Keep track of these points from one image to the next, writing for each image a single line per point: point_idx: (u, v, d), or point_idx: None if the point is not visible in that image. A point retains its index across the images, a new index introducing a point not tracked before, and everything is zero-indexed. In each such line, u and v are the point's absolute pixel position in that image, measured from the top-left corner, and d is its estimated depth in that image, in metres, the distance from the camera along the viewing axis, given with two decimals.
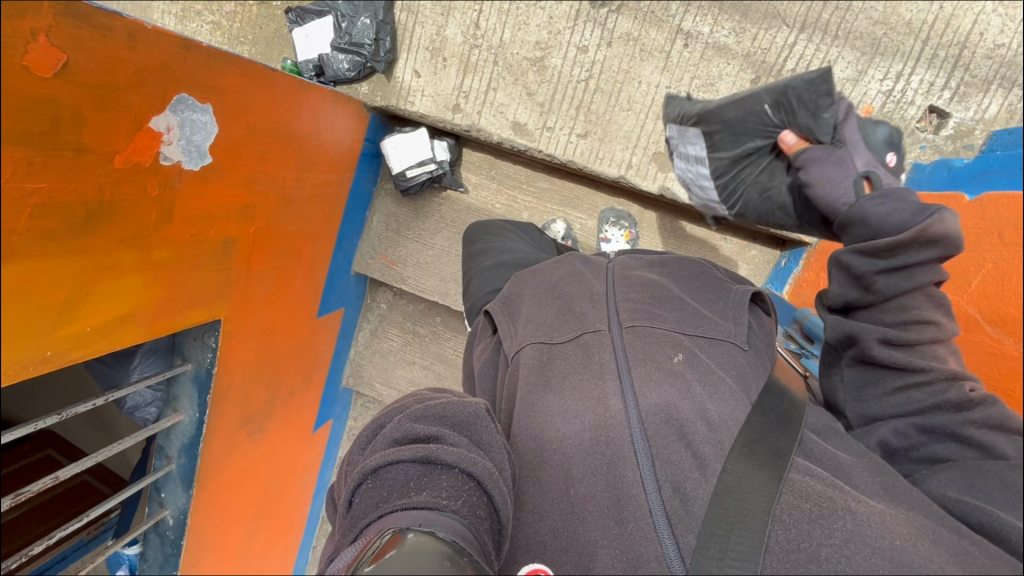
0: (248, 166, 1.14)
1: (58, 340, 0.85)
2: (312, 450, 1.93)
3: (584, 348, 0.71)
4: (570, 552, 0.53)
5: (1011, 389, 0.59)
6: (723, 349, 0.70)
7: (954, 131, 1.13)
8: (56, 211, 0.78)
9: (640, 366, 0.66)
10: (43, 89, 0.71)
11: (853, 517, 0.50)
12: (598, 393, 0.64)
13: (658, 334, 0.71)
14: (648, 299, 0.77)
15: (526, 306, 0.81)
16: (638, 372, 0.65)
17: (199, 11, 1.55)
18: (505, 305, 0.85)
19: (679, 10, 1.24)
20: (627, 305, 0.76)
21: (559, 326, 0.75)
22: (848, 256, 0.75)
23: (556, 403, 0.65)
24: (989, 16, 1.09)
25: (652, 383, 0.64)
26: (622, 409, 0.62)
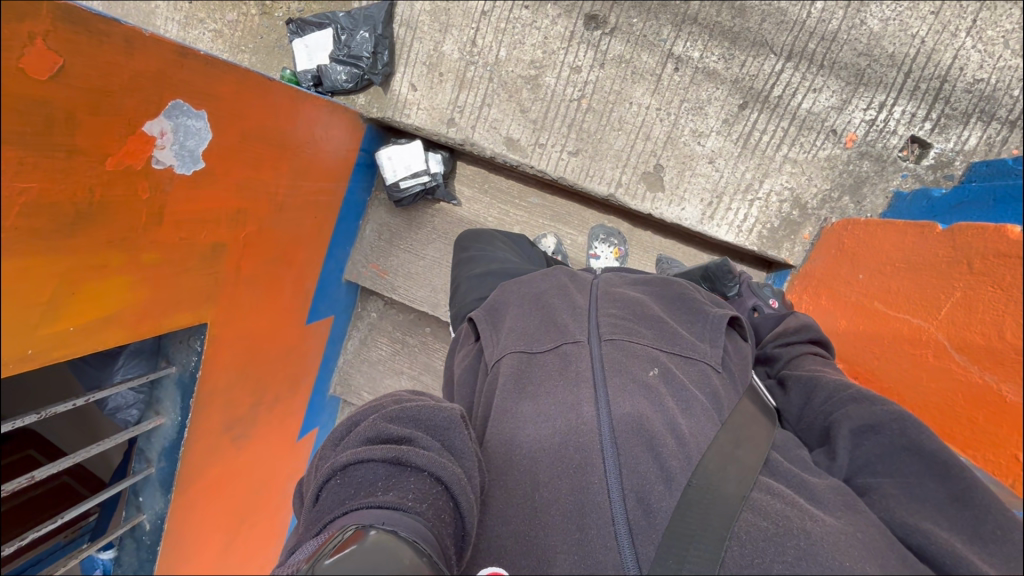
0: (241, 172, 1.15)
1: (40, 339, 0.85)
2: (295, 457, 1.91)
3: (563, 357, 0.72)
4: (530, 557, 0.52)
5: (975, 414, 0.62)
6: (698, 369, 0.71)
7: (935, 161, 1.17)
8: (45, 210, 0.78)
9: (616, 377, 0.67)
10: (36, 91, 0.72)
11: (807, 537, 0.51)
12: (571, 399, 0.65)
13: (636, 349, 0.72)
14: (630, 315, 0.78)
15: (509, 317, 0.82)
16: (614, 382, 0.66)
17: (202, 19, 1.58)
18: (489, 314, 0.85)
19: (670, 35, 1.28)
20: (609, 319, 0.77)
21: (539, 336, 0.76)
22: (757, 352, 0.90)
23: (530, 409, 0.65)
24: (969, 51, 1.13)
25: (626, 393, 0.65)
26: (594, 417, 0.62)
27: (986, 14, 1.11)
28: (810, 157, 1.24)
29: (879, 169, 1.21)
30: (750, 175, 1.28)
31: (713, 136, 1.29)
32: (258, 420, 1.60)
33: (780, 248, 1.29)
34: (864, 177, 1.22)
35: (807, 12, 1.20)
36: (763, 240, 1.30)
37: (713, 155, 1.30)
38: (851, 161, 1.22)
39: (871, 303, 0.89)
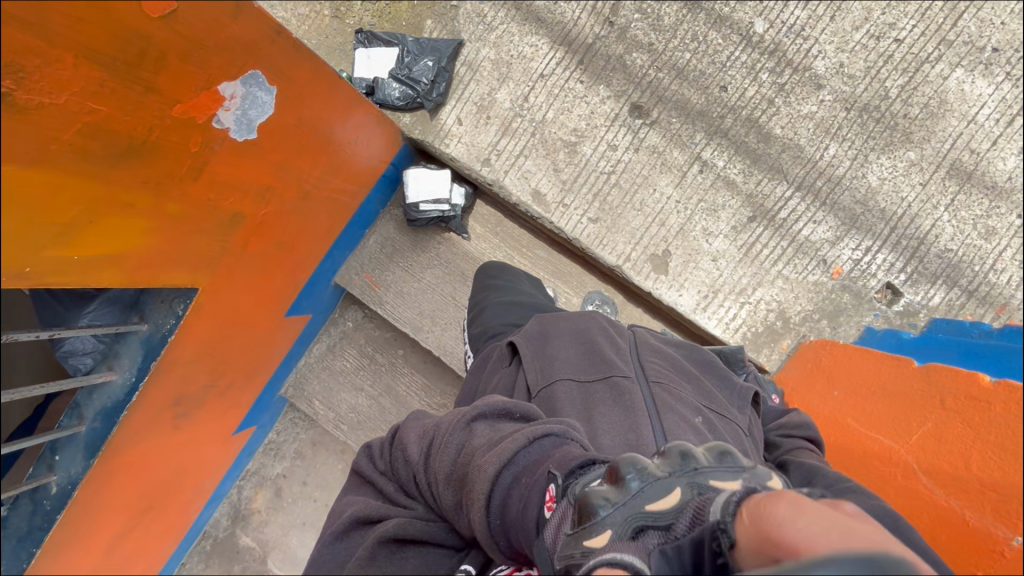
0: (282, 152, 1.16)
1: (44, 260, 0.80)
2: (224, 453, 1.76)
3: (615, 387, 0.85)
4: None
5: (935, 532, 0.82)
6: (733, 426, 0.87)
7: (903, 309, 1.30)
8: (103, 136, 0.78)
9: (670, 414, 0.81)
10: (142, 25, 0.75)
11: None
12: (631, 423, 0.79)
13: (685, 396, 0.86)
14: (672, 366, 0.93)
15: (550, 347, 0.94)
16: (669, 417, 0.80)
17: (273, 5, 1.62)
18: (528, 343, 0.95)
19: (701, 140, 1.39)
20: (653, 366, 0.90)
21: (588, 366, 0.89)
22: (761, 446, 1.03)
23: (591, 430, 0.78)
24: (944, 224, 1.30)
25: (680, 429, 0.79)
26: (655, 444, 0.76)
27: (962, 197, 1.29)
28: (800, 279, 1.35)
29: (856, 303, 1.32)
30: (746, 281, 1.37)
31: (721, 238, 1.38)
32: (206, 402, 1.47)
33: (759, 351, 1.34)
34: (843, 307, 1.33)
35: (819, 154, 1.35)
36: (746, 341, 1.36)
37: (717, 255, 1.38)
38: (833, 290, 1.34)
39: (845, 419, 1.05)
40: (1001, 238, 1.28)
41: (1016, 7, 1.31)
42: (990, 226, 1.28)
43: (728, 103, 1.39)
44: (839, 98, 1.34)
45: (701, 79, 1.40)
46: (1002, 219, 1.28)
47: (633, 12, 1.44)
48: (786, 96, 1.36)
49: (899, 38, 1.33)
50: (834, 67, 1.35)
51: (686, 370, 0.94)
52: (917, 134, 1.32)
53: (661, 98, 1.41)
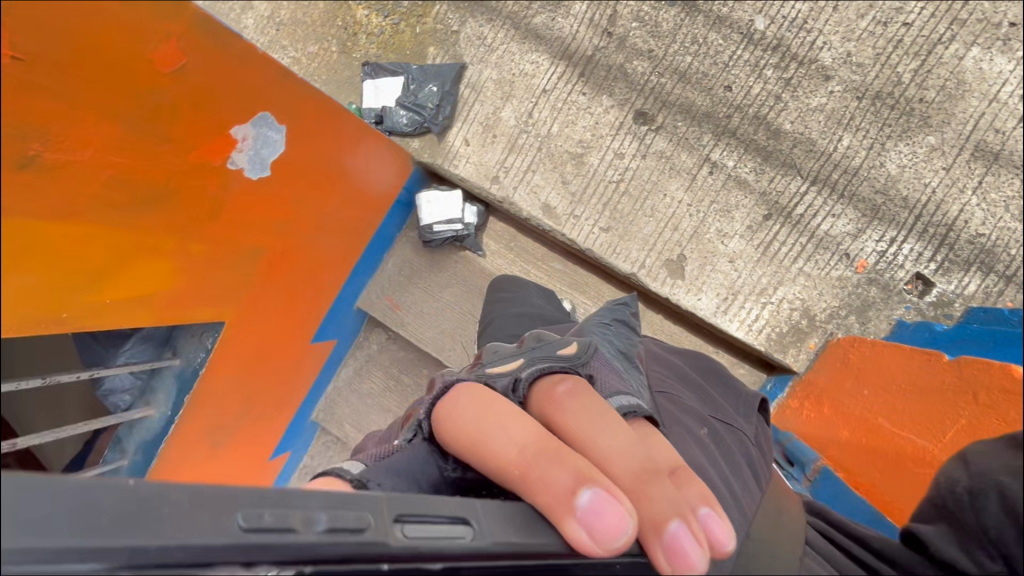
0: (297, 187, 1.21)
1: (79, 305, 0.85)
2: (262, 479, 1.79)
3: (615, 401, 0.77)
4: None
5: None
6: (738, 436, 0.77)
7: (936, 299, 1.24)
8: (126, 187, 0.82)
9: (675, 427, 0.72)
10: (155, 80, 0.80)
11: None
12: None
13: (688, 406, 0.77)
14: (677, 378, 0.84)
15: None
16: (672, 431, 0.71)
17: (284, 46, 1.71)
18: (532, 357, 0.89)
19: (709, 142, 1.38)
20: (658, 376, 0.83)
21: None
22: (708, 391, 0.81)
23: None
24: (973, 208, 1.24)
25: (683, 442, 0.70)
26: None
27: (990, 178, 1.24)
28: (822, 275, 1.31)
29: (885, 297, 1.27)
30: (766, 280, 1.33)
31: (737, 238, 1.35)
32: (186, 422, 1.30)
33: (785, 351, 1.31)
34: (871, 301, 1.28)
35: (833, 147, 1.31)
36: (771, 342, 1.33)
37: (734, 255, 1.35)
38: (860, 284, 1.29)
39: (877, 418, 1.00)
40: None
41: None
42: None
43: (734, 103, 1.37)
44: (849, 87, 1.31)
45: (704, 80, 1.39)
46: None
47: (630, 21, 1.45)
48: (793, 90, 1.34)
49: (907, 22, 1.30)
50: (842, 56, 1.32)
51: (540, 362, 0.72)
52: (935, 117, 1.27)
53: (665, 103, 1.41)
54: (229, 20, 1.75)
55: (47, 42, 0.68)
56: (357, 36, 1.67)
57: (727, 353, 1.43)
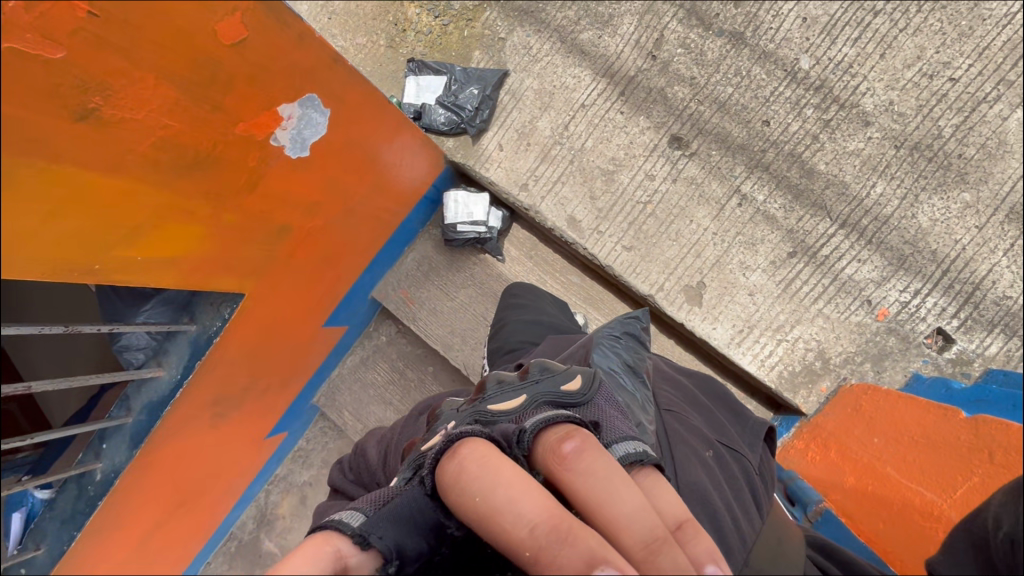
0: (333, 171, 1.23)
1: (112, 259, 0.87)
2: (257, 455, 1.79)
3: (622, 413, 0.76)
4: None
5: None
6: (742, 463, 0.76)
7: (955, 356, 1.22)
8: (171, 149, 0.85)
9: (680, 446, 0.72)
10: (215, 51, 0.83)
11: None
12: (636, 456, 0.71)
13: (695, 426, 0.76)
14: (685, 399, 0.83)
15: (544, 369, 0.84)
16: (678, 449, 0.71)
17: (334, 34, 1.75)
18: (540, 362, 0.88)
19: (742, 174, 1.38)
20: (666, 394, 0.82)
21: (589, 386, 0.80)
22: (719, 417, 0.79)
23: None
24: (1002, 270, 1.23)
25: (689, 461, 0.69)
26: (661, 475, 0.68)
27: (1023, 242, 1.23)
28: (842, 318, 1.30)
29: (902, 348, 1.26)
30: (784, 317, 1.33)
31: (759, 272, 1.35)
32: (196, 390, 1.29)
33: (796, 392, 1.29)
34: (888, 351, 1.27)
35: (866, 193, 1.31)
36: (782, 380, 1.31)
37: (754, 289, 1.35)
38: (878, 332, 1.28)
39: (883, 466, 1.03)
40: None
41: None
42: None
43: (770, 138, 1.38)
44: (888, 135, 1.31)
45: (743, 113, 1.40)
46: None
47: (676, 47, 1.46)
48: (831, 132, 1.34)
49: (954, 77, 1.30)
50: (884, 104, 1.32)
51: (544, 399, 0.63)
52: (973, 175, 1.26)
53: (701, 130, 1.42)
54: None
55: (120, 2, 0.70)
56: (405, 33, 1.70)
57: (736, 386, 1.42)
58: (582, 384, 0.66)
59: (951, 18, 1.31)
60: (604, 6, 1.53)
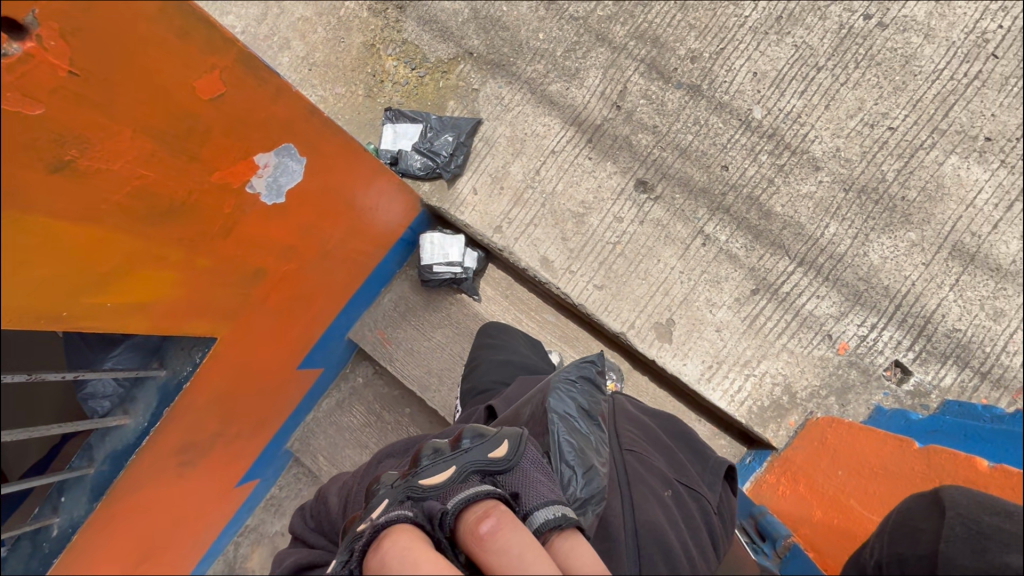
0: (308, 216, 1.26)
1: (80, 305, 0.87)
2: (225, 505, 1.73)
3: None
4: None
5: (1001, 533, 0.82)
6: (700, 502, 0.77)
7: (914, 388, 1.27)
8: (146, 198, 0.86)
9: (639, 484, 0.73)
10: (194, 106, 0.87)
11: None
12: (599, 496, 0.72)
13: (654, 465, 0.77)
14: (647, 436, 0.83)
15: (506, 413, 0.83)
16: (637, 489, 0.73)
17: (314, 85, 1.82)
18: (506, 403, 0.88)
19: (704, 216, 1.45)
20: (627, 430, 0.82)
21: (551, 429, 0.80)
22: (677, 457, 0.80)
23: None
24: (950, 304, 1.30)
25: (647, 501, 0.71)
26: (622, 515, 0.70)
27: (966, 278, 1.30)
28: (805, 353, 1.34)
29: (864, 380, 1.30)
30: (750, 352, 1.37)
31: (725, 309, 1.40)
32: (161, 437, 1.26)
33: (766, 427, 1.32)
34: (851, 384, 1.31)
35: (820, 233, 1.38)
36: (751, 415, 1.34)
37: (721, 325, 1.39)
38: (840, 365, 1.32)
39: None
40: (1010, 320, 1.26)
41: (1005, 100, 1.36)
42: (998, 307, 1.28)
43: (729, 182, 1.45)
44: (837, 180, 1.40)
45: (703, 158, 1.48)
46: (1009, 301, 1.28)
47: (639, 98, 1.56)
48: (785, 176, 1.43)
49: (892, 126, 1.40)
50: (831, 150, 1.42)
51: (470, 470, 0.61)
52: (916, 216, 1.35)
53: (665, 175, 1.49)
54: (265, 56, 1.87)
55: (102, 62, 0.73)
56: (383, 83, 1.78)
57: (708, 421, 1.45)
58: (509, 448, 0.64)
59: (886, 74, 1.43)
60: (571, 61, 1.62)
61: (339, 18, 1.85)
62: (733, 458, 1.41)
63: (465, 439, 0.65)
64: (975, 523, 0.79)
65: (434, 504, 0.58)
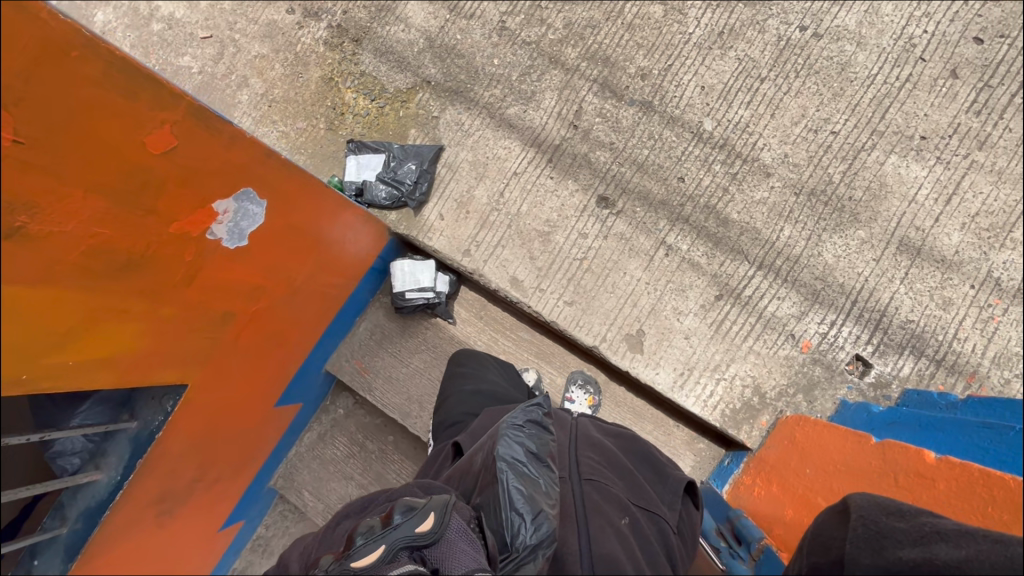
0: (273, 255, 1.26)
1: (41, 367, 0.85)
2: (209, 552, 1.69)
3: None
4: None
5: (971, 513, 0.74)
6: (659, 526, 0.79)
7: (875, 379, 1.32)
8: (104, 255, 0.86)
9: (596, 517, 0.75)
10: (147, 160, 0.87)
11: None
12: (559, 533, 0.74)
13: (612, 493, 0.79)
14: (608, 462, 0.84)
15: (465, 457, 0.84)
16: (594, 522, 0.75)
17: (274, 121, 1.82)
18: (472, 439, 0.89)
19: (665, 227, 1.49)
20: (588, 459, 0.83)
21: None
22: (633, 483, 0.82)
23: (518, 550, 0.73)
24: (902, 296, 1.35)
25: (605, 534, 0.73)
26: (578, 551, 0.72)
27: (915, 270, 1.36)
28: (771, 353, 1.38)
29: (828, 376, 1.35)
30: (719, 357, 1.40)
31: (691, 316, 1.44)
32: (137, 490, 1.23)
33: (739, 429, 1.36)
34: (816, 380, 1.35)
35: (775, 236, 1.44)
36: (724, 418, 1.38)
37: (689, 332, 1.43)
38: (805, 363, 1.37)
39: (814, 497, 1.05)
40: (959, 307, 1.33)
41: (936, 100, 1.44)
42: (946, 296, 1.34)
43: (686, 193, 1.50)
44: (787, 184, 1.46)
45: (659, 171, 1.53)
46: (956, 290, 1.34)
47: (594, 116, 1.60)
48: (738, 184, 1.48)
49: (834, 130, 1.47)
50: (780, 157, 1.48)
51: (399, 547, 0.62)
52: (864, 214, 1.41)
53: (625, 190, 1.54)
54: (224, 96, 1.87)
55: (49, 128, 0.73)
56: (344, 116, 1.79)
57: (685, 427, 1.48)
58: (434, 521, 0.66)
59: (824, 82, 1.50)
60: (526, 84, 1.67)
61: (296, 53, 1.87)
62: (712, 461, 1.44)
63: (396, 515, 0.66)
64: (875, 524, 0.69)
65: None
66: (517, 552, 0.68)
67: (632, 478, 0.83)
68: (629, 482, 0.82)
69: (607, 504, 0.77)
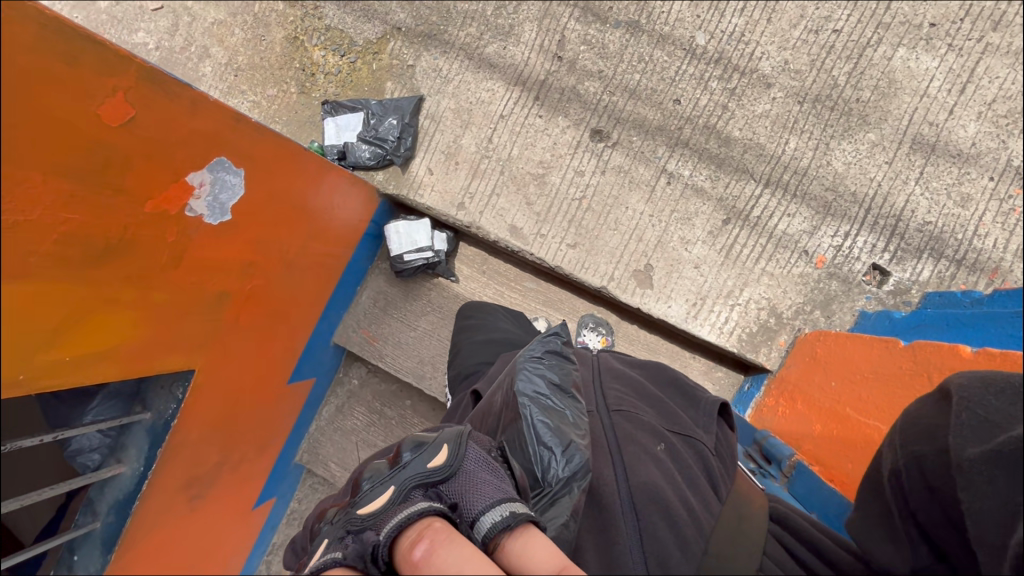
0: (260, 228, 1.21)
1: (37, 365, 0.82)
2: (246, 530, 1.72)
3: None
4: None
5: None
6: (696, 448, 0.75)
7: (894, 287, 1.28)
8: (79, 241, 0.81)
9: (630, 446, 0.74)
10: (105, 134, 0.80)
11: None
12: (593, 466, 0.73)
13: (643, 422, 0.77)
14: (633, 392, 0.82)
15: (485, 402, 0.84)
16: (629, 451, 0.73)
17: (243, 91, 1.72)
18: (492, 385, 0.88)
19: (664, 154, 1.42)
20: (614, 392, 0.82)
21: None
22: (666, 409, 0.80)
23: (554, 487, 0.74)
24: (918, 198, 1.30)
25: (640, 462, 0.72)
26: (614, 481, 0.70)
27: (930, 169, 1.30)
28: (785, 273, 1.34)
29: (846, 289, 1.31)
30: (731, 283, 1.37)
31: (700, 244, 1.39)
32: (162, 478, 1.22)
33: (757, 351, 1.34)
34: (833, 294, 1.32)
35: (781, 149, 1.37)
36: (742, 343, 1.35)
37: (699, 261, 1.39)
38: (821, 279, 1.33)
39: (845, 408, 1.02)
40: (978, 203, 1.27)
41: None
42: (964, 193, 1.28)
43: (683, 115, 1.42)
44: (790, 93, 1.38)
45: (653, 96, 1.44)
46: (975, 184, 1.28)
47: (579, 44, 1.50)
48: (738, 99, 1.40)
49: (836, 29, 1.37)
50: (780, 65, 1.39)
51: (410, 486, 0.59)
52: (873, 116, 1.34)
53: (618, 120, 1.46)
54: (186, 70, 1.77)
55: None
56: (315, 76, 1.70)
57: (703, 356, 1.46)
58: (448, 453, 0.63)
59: None
60: (503, 18, 1.56)
61: (255, 14, 1.75)
62: (733, 388, 1.43)
63: (405, 453, 0.64)
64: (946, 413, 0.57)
65: (370, 536, 0.55)
66: (550, 485, 0.68)
67: (663, 403, 0.81)
68: (659, 408, 0.80)
69: (641, 432, 0.76)
